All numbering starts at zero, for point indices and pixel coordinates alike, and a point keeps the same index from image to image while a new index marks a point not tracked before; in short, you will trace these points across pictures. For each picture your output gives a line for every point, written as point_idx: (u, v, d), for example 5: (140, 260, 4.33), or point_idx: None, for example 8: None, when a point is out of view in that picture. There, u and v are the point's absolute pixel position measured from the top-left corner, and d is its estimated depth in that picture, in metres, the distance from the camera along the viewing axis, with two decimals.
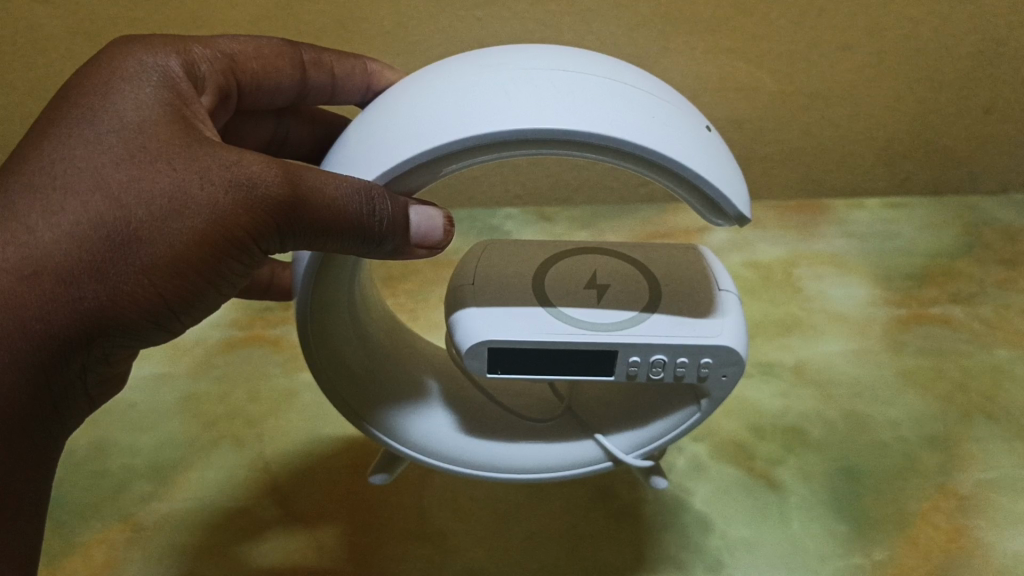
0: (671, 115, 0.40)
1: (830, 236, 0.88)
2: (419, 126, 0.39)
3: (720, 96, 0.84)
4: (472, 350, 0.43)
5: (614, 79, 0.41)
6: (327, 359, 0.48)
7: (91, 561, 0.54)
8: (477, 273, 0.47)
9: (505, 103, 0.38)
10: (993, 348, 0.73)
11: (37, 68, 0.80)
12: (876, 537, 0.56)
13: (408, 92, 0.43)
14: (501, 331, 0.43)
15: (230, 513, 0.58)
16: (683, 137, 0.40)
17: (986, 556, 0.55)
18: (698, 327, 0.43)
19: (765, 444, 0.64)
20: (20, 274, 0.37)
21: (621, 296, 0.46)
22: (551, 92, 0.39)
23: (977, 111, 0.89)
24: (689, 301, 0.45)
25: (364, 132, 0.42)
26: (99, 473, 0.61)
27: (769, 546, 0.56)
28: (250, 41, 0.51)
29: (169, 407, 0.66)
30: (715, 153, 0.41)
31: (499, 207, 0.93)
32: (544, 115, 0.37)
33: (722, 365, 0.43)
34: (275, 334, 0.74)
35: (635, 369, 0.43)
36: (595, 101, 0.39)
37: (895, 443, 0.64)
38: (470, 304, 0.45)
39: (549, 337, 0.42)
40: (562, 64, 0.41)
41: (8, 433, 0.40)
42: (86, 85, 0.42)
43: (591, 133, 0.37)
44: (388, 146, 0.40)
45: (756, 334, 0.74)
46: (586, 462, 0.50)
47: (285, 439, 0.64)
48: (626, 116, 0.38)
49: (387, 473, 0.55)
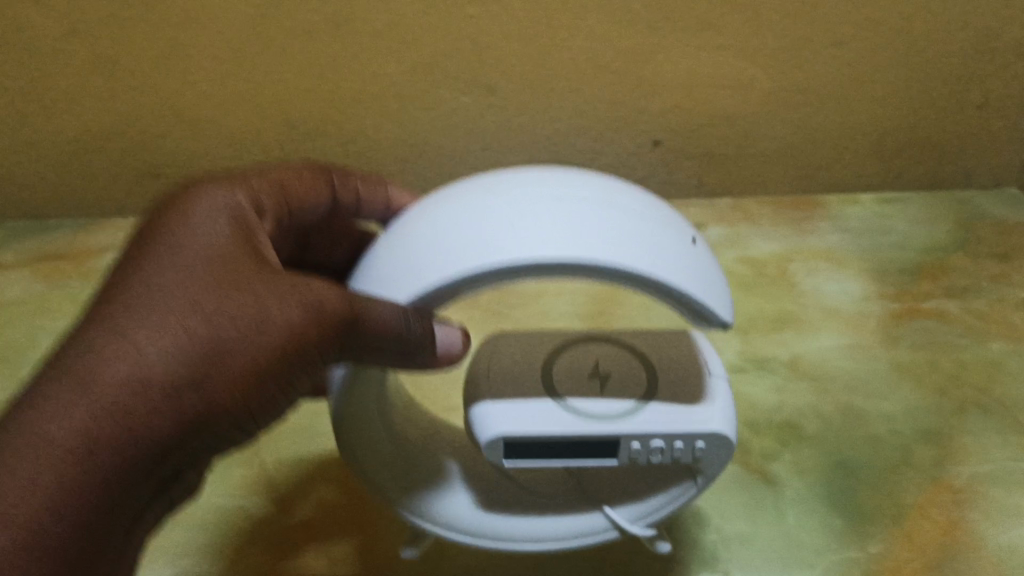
0: (660, 234, 0.44)
1: (824, 232, 0.87)
2: (445, 256, 0.43)
3: (714, 93, 0.84)
4: (486, 441, 0.45)
5: (610, 206, 0.45)
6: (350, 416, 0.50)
7: None
8: (487, 360, 0.48)
9: (517, 235, 0.42)
10: (986, 341, 0.73)
11: (28, 71, 0.79)
12: (870, 531, 0.57)
13: (430, 215, 0.46)
14: (512, 420, 0.45)
15: (227, 513, 0.58)
16: (673, 257, 0.44)
17: (982, 549, 0.56)
18: (690, 414, 0.45)
19: (760, 438, 0.64)
20: (128, 389, 0.39)
21: (625, 383, 0.47)
22: (557, 224, 0.43)
23: (970, 107, 0.89)
24: (682, 388, 0.47)
25: (392, 256, 0.46)
26: None
27: (765, 540, 0.56)
28: (291, 170, 0.59)
29: None
30: (704, 266, 0.45)
31: None
32: (551, 243, 0.41)
33: (713, 448, 0.45)
34: None
35: (636, 455, 0.45)
36: (597, 230, 0.42)
37: (890, 436, 0.64)
38: (483, 394, 0.46)
39: (559, 429, 0.44)
40: (567, 190, 0.45)
41: (94, 535, 0.40)
42: (166, 223, 0.46)
43: (592, 263, 0.41)
44: (418, 274, 0.44)
45: (750, 330, 0.74)
46: (593, 532, 0.49)
47: (281, 439, 0.64)
48: (626, 242, 0.42)
49: (414, 547, 0.52)
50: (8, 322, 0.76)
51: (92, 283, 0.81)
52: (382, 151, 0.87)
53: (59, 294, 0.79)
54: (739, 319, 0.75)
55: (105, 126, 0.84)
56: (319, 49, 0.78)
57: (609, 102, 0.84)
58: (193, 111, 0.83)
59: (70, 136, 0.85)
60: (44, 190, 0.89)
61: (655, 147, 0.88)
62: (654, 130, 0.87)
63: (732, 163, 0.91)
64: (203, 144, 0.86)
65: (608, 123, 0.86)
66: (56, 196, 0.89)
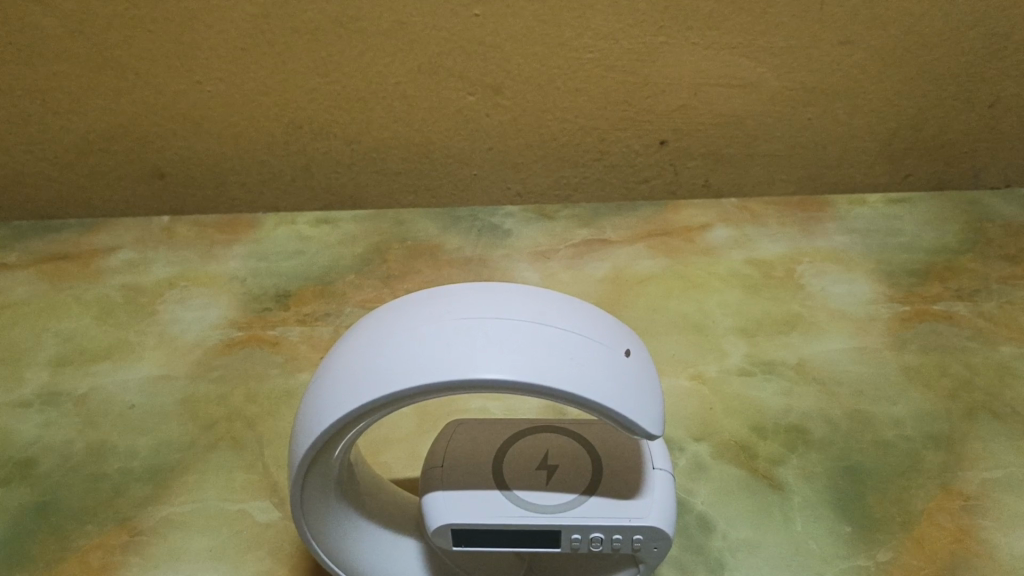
0: (592, 355, 0.43)
1: (832, 233, 0.86)
2: (372, 372, 0.42)
3: (720, 92, 0.83)
4: (438, 530, 0.46)
5: (543, 322, 0.43)
6: (317, 511, 0.46)
7: (87, 566, 0.55)
8: (447, 449, 0.49)
9: (446, 354, 0.41)
10: (996, 345, 0.72)
11: (32, 70, 0.79)
12: (877, 538, 0.56)
13: (366, 327, 0.45)
14: (461, 511, 0.46)
15: (230, 517, 0.58)
16: (604, 374, 0.42)
17: (993, 557, 0.55)
18: (629, 507, 0.46)
19: (767, 443, 0.63)
20: None
21: (570, 476, 0.48)
22: (484, 343, 0.42)
23: (979, 106, 0.88)
24: (622, 480, 0.47)
25: (325, 368, 0.45)
26: (96, 476, 0.61)
27: (771, 548, 0.56)
28: None
29: (166, 408, 0.66)
30: (638, 379, 0.44)
31: (498, 206, 0.91)
32: (479, 364, 0.41)
33: (651, 540, 0.46)
34: (273, 335, 0.73)
35: (577, 544, 0.46)
36: (525, 350, 0.41)
37: (899, 442, 0.63)
38: (437, 486, 0.47)
39: (502, 519, 0.45)
40: (499, 306, 0.44)
41: None
42: None
43: (512, 381, 0.40)
44: (344, 392, 0.42)
45: (756, 333, 0.73)
46: None
47: (283, 441, 0.63)
48: (552, 360, 0.41)
49: None
50: (11, 323, 0.75)
51: (96, 283, 0.80)
52: (387, 150, 0.86)
53: (63, 294, 0.78)
54: (745, 321, 0.75)
55: (109, 126, 0.84)
56: (323, 48, 0.78)
57: (615, 101, 0.83)
58: (198, 111, 0.82)
59: (74, 137, 0.84)
60: (49, 191, 0.89)
61: (661, 147, 0.88)
62: (660, 129, 0.86)
63: (740, 163, 0.90)
64: (206, 143, 0.85)
65: (615, 122, 0.85)
66: (61, 196, 0.89)
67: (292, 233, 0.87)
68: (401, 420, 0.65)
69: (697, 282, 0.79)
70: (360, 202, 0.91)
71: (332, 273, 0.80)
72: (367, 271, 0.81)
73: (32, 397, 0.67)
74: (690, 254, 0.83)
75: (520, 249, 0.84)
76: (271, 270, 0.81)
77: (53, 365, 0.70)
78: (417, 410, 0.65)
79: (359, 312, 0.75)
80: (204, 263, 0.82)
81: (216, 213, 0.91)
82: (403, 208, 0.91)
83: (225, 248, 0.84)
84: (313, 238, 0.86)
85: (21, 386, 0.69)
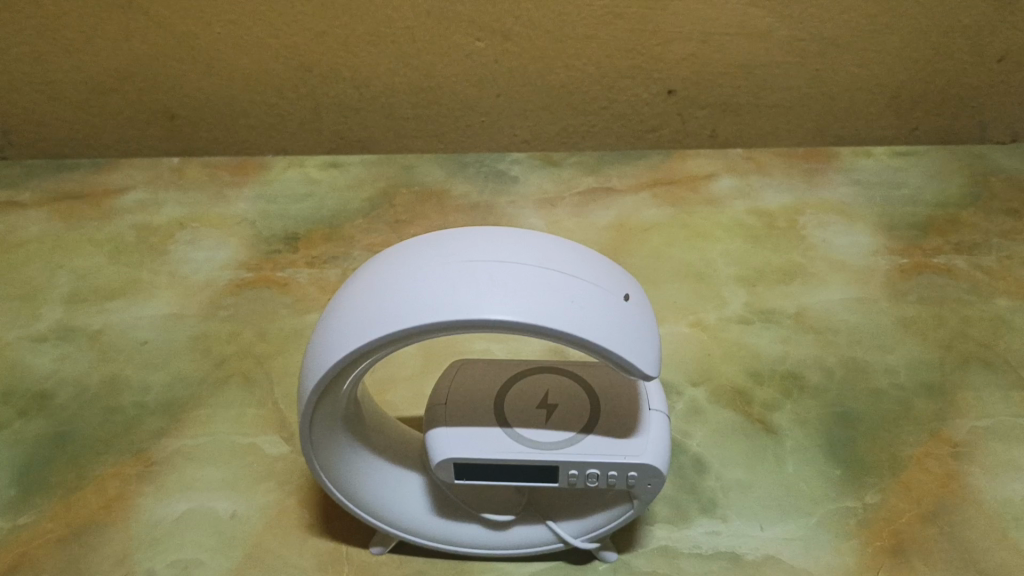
0: (592, 298, 0.44)
1: (836, 184, 0.87)
2: (379, 311, 0.43)
3: (729, 41, 0.83)
4: (440, 464, 0.48)
5: (545, 266, 0.44)
6: (325, 445, 0.48)
7: (104, 495, 0.57)
8: (451, 388, 0.51)
9: (451, 295, 0.43)
10: (993, 298, 0.73)
11: (43, 9, 0.79)
12: (866, 481, 0.58)
13: (374, 267, 0.47)
14: (463, 446, 0.48)
15: (241, 450, 0.60)
16: (603, 317, 0.44)
17: (978, 502, 0.57)
18: (625, 446, 0.48)
19: (763, 389, 0.65)
20: None
21: (569, 416, 0.49)
22: (489, 284, 0.43)
23: (989, 59, 0.87)
24: (619, 419, 0.49)
25: (334, 306, 0.46)
26: (111, 409, 0.63)
27: (763, 489, 0.58)
28: None
29: (179, 345, 0.68)
30: (636, 322, 0.45)
31: (505, 152, 0.92)
32: (483, 304, 0.42)
33: (645, 477, 0.48)
34: (283, 277, 0.74)
35: (574, 479, 0.48)
36: (527, 292, 0.43)
37: (892, 389, 0.65)
38: (441, 423, 0.49)
39: (503, 454, 0.47)
40: (503, 250, 0.45)
41: None
42: None
43: (513, 322, 0.42)
44: (352, 329, 0.44)
45: (757, 282, 0.75)
46: (538, 543, 0.52)
47: (292, 379, 0.65)
48: (553, 302, 0.43)
49: (383, 545, 0.53)
50: (26, 260, 0.77)
51: (109, 222, 0.81)
52: (397, 96, 0.87)
53: (76, 233, 0.80)
54: (747, 271, 0.76)
55: (121, 67, 0.84)
56: None
57: (623, 50, 0.83)
58: (208, 53, 0.83)
59: (85, 77, 0.85)
60: (61, 132, 0.90)
61: (669, 96, 0.88)
62: (669, 78, 0.86)
63: (747, 113, 0.90)
64: (217, 85, 0.86)
65: (623, 71, 0.85)
66: (73, 136, 0.90)
67: (302, 176, 0.88)
68: (408, 360, 0.67)
69: (700, 231, 0.80)
70: (369, 147, 0.92)
71: (340, 216, 0.82)
72: (375, 215, 0.82)
73: (47, 332, 0.69)
74: (694, 204, 0.84)
75: (526, 195, 0.85)
76: (281, 212, 0.82)
77: (68, 301, 0.72)
78: (423, 351, 0.67)
79: (367, 255, 0.77)
80: (215, 205, 0.83)
81: (225, 155, 0.92)
82: (411, 153, 0.92)
83: (235, 190, 0.86)
84: (322, 181, 0.87)
85: (37, 321, 0.70)
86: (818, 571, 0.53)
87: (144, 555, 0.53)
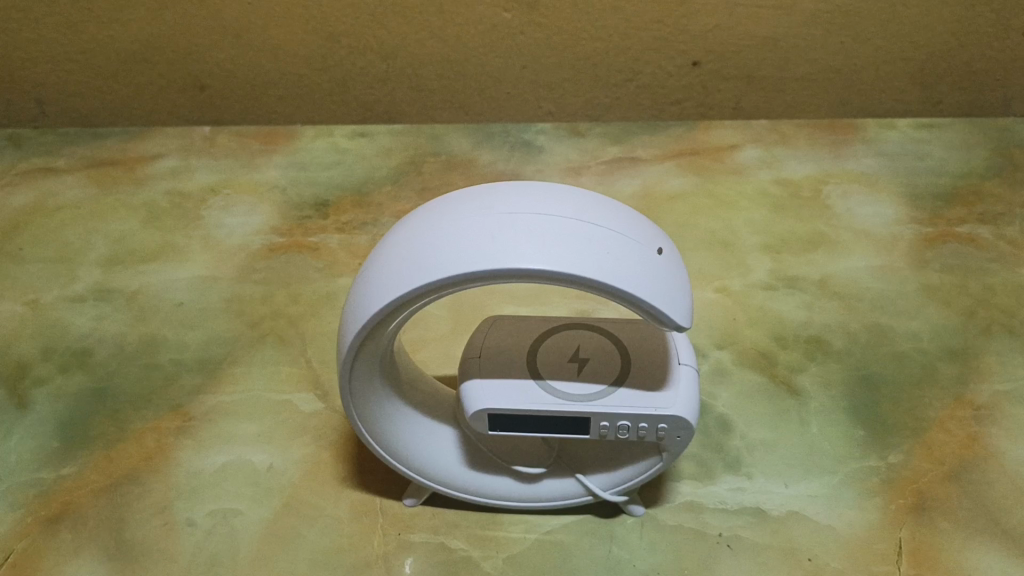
0: (626, 250, 0.45)
1: (861, 155, 0.87)
2: (419, 261, 0.45)
3: (754, 14, 0.84)
4: (475, 415, 0.49)
5: (580, 218, 0.46)
6: (363, 393, 0.49)
7: (143, 447, 0.58)
8: (484, 342, 0.52)
9: (489, 245, 0.44)
10: (1016, 267, 0.73)
11: None
12: (889, 441, 0.59)
13: (414, 220, 0.48)
14: (496, 397, 0.49)
15: (276, 406, 0.61)
16: (636, 268, 0.45)
17: (999, 462, 0.58)
18: (655, 398, 0.49)
19: (788, 352, 0.66)
20: None
21: (601, 369, 0.50)
22: (526, 235, 0.44)
23: (1015, 33, 0.87)
24: (650, 373, 0.50)
25: (375, 258, 0.47)
26: (150, 366, 0.64)
27: (788, 448, 0.59)
28: None
29: (214, 305, 0.69)
30: (668, 274, 0.46)
31: (531, 123, 0.93)
32: (520, 255, 0.43)
33: (674, 429, 0.49)
34: (314, 242, 0.75)
35: (605, 431, 0.49)
36: (562, 242, 0.44)
37: (915, 354, 0.66)
38: (475, 375, 0.50)
39: (536, 405, 0.48)
40: (540, 203, 0.46)
41: None
42: None
43: (548, 271, 0.43)
44: (392, 278, 0.45)
45: (782, 250, 0.75)
46: (567, 495, 0.53)
47: (325, 339, 0.66)
48: (588, 253, 0.44)
49: (416, 497, 0.55)
50: (63, 224, 0.78)
51: (143, 188, 0.83)
52: (423, 66, 0.88)
53: (112, 198, 0.82)
54: (771, 239, 0.77)
55: (153, 37, 0.85)
56: None
57: (649, 22, 0.84)
58: (239, 23, 0.84)
59: (118, 48, 0.86)
60: (94, 100, 0.91)
61: (694, 68, 0.89)
62: (694, 50, 0.87)
63: (772, 86, 0.91)
64: (247, 55, 0.87)
65: (648, 42, 0.86)
66: (106, 105, 0.92)
67: (330, 145, 0.89)
68: (437, 322, 0.68)
69: (725, 200, 0.81)
70: (395, 118, 0.93)
71: (369, 184, 0.83)
72: (403, 183, 0.83)
73: (85, 292, 0.71)
74: (718, 174, 0.85)
75: (552, 165, 0.86)
76: (310, 179, 0.83)
77: (105, 264, 0.74)
78: (452, 314, 0.69)
79: (396, 222, 0.78)
80: (246, 172, 0.85)
81: (255, 125, 0.93)
82: (438, 124, 0.93)
83: (266, 158, 0.87)
84: (350, 150, 0.88)
85: (76, 282, 0.72)
86: (840, 526, 0.54)
87: (184, 505, 0.55)
